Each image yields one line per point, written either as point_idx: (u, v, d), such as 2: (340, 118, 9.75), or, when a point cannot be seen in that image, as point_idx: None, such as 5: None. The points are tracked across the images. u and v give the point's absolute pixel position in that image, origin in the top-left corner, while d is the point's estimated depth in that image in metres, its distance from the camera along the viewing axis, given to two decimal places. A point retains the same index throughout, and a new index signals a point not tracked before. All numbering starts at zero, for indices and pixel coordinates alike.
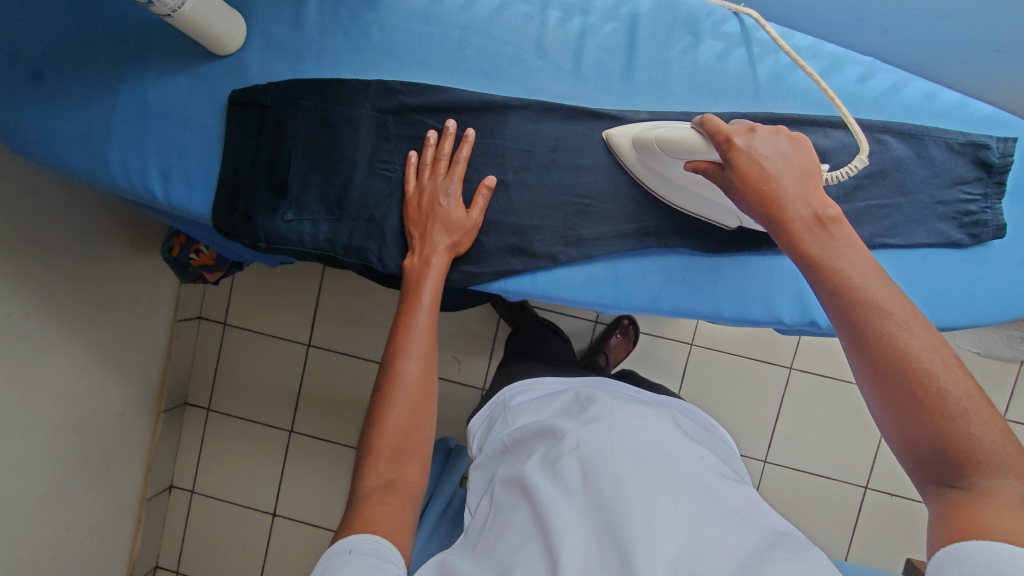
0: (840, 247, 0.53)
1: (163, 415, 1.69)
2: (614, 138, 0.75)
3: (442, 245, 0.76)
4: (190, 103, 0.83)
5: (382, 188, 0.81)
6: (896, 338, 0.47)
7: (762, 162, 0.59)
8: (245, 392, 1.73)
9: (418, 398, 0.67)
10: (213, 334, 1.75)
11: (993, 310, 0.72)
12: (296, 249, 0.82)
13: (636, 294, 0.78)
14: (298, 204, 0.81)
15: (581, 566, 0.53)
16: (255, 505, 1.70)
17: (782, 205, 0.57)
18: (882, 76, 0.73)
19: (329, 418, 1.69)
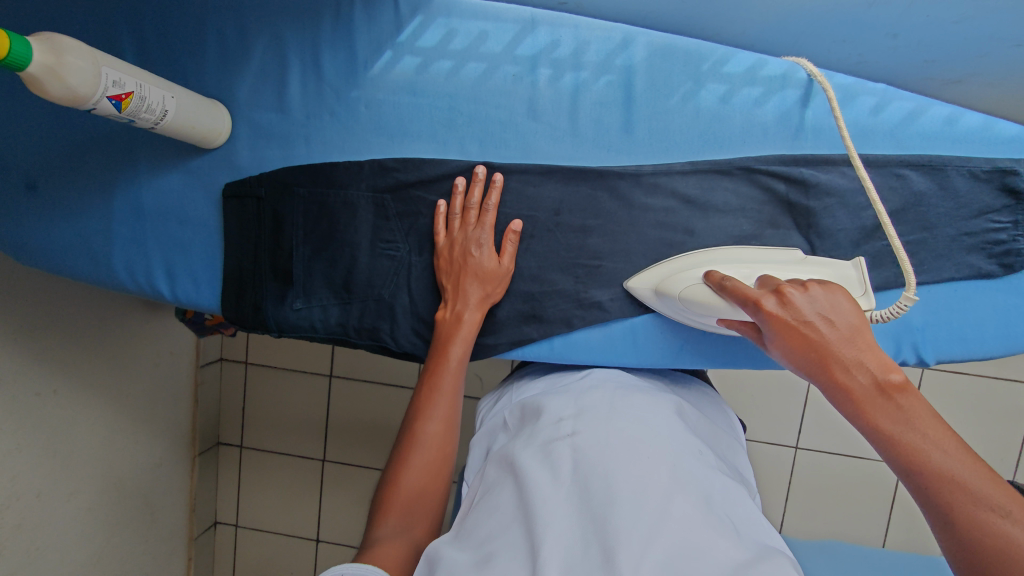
0: (913, 418, 0.44)
1: (198, 457, 1.71)
2: (634, 288, 0.74)
3: (474, 298, 0.73)
4: (182, 197, 0.81)
5: (388, 268, 0.79)
6: (963, 501, 0.40)
7: (804, 329, 0.51)
8: (274, 427, 1.75)
9: (435, 461, 0.65)
10: (236, 374, 1.76)
11: None
12: (308, 333, 0.81)
13: (658, 350, 0.77)
14: (305, 291, 0.80)
15: (562, 562, 0.49)
16: (298, 533, 1.75)
17: (833, 366, 0.49)
18: (898, 104, 0.69)
19: (360, 445, 1.71)
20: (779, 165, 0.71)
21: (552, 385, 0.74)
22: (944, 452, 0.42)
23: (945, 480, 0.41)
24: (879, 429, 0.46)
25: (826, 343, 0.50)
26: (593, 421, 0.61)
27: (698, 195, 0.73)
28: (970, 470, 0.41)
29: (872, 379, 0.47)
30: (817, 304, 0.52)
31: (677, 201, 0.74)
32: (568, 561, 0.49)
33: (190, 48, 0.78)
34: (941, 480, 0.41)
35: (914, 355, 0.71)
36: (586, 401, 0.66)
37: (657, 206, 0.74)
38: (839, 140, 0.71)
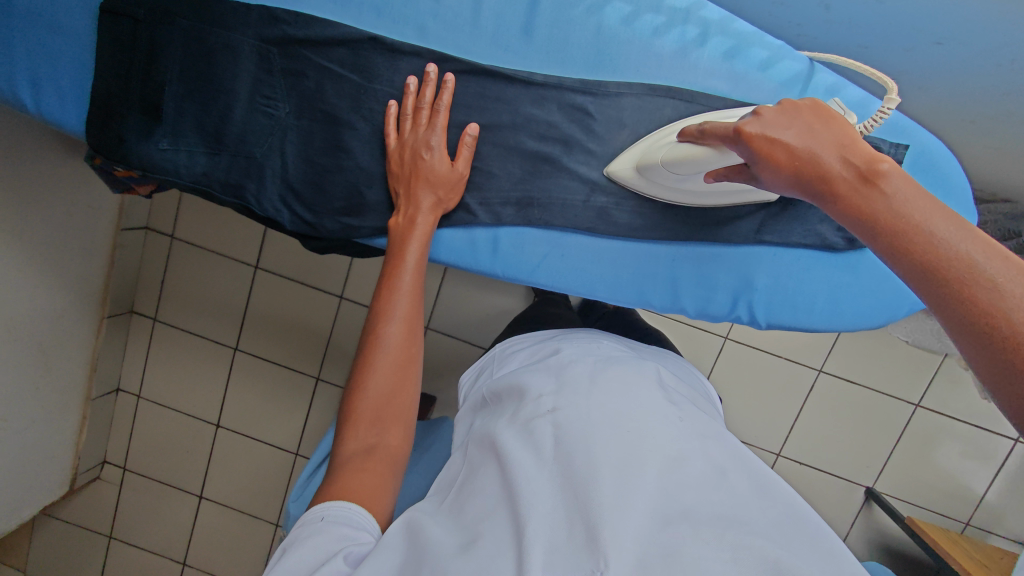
0: (900, 203, 0.48)
1: (107, 320, 1.66)
2: (616, 173, 0.72)
3: (427, 203, 0.72)
4: (60, 4, 0.75)
5: (263, 125, 0.77)
6: (965, 272, 0.43)
7: (787, 143, 0.54)
8: (192, 306, 1.73)
9: (399, 361, 0.68)
10: (160, 247, 1.71)
11: (853, 320, 0.76)
12: (173, 177, 0.78)
13: (516, 262, 0.76)
14: (173, 131, 0.77)
15: (547, 539, 0.50)
16: (200, 415, 1.76)
17: (822, 171, 0.53)
18: (789, 64, 0.70)
19: (274, 340, 1.71)
20: (661, 98, 0.71)
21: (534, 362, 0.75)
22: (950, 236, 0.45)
23: (948, 268, 0.44)
24: (897, 236, 0.48)
25: (807, 151, 0.54)
26: (574, 400, 0.64)
27: (583, 118, 0.73)
28: (957, 236, 0.45)
29: (858, 176, 0.51)
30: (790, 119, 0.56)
31: (562, 120, 0.73)
32: (554, 537, 0.50)
33: None
34: (946, 272, 0.44)
35: (746, 313, 0.76)
36: (567, 379, 0.67)
37: (543, 121, 0.74)
38: (725, 85, 0.70)
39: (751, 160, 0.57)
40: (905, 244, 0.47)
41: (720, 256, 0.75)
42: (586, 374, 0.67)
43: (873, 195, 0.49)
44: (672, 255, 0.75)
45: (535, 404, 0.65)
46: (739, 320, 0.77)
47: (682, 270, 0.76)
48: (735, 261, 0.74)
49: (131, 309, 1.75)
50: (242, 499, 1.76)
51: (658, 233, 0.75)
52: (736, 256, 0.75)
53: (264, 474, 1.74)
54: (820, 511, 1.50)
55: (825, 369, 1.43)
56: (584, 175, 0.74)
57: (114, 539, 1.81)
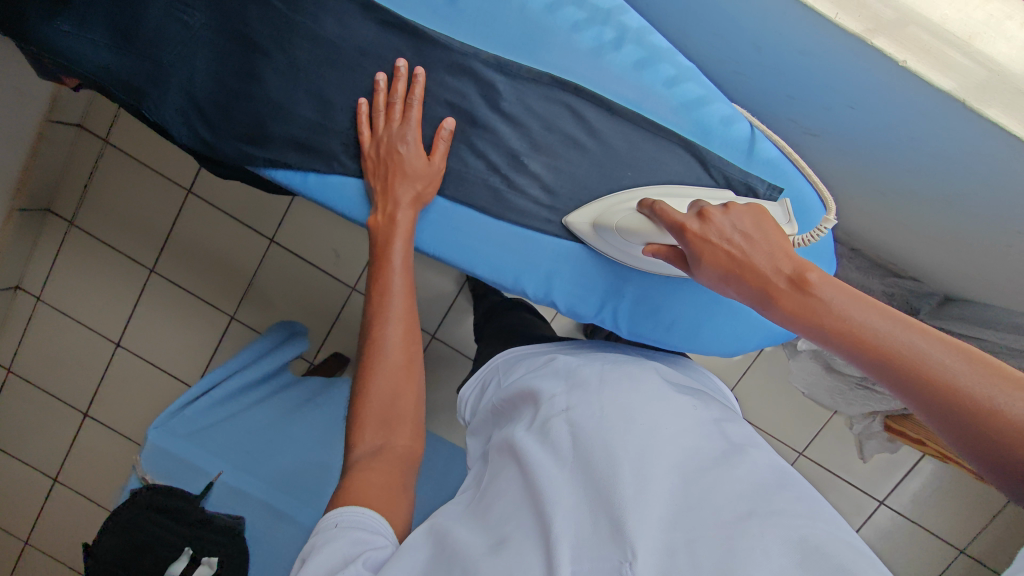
0: (842, 307, 0.51)
1: (18, 213, 1.54)
2: (573, 225, 0.74)
3: (406, 198, 0.72)
4: None
5: (177, 32, 0.73)
6: (925, 368, 0.46)
7: (727, 248, 0.58)
8: (114, 218, 1.64)
9: (400, 363, 0.72)
10: (91, 148, 1.61)
11: (704, 345, 0.82)
12: (64, 62, 0.70)
13: None
14: (78, 15, 0.70)
15: (574, 532, 0.54)
16: (102, 331, 1.67)
17: (755, 278, 0.56)
18: (692, 86, 0.72)
19: (197, 269, 1.65)
20: (572, 95, 0.72)
21: (538, 367, 0.82)
22: (928, 350, 0.47)
23: (948, 385, 0.45)
24: (870, 349, 0.49)
25: (747, 258, 0.57)
26: (586, 399, 0.69)
27: (495, 98, 0.73)
28: (901, 342, 0.48)
29: (793, 280, 0.54)
30: (737, 228, 0.59)
31: (473, 94, 0.73)
32: (580, 535, 0.54)
33: None
34: (949, 392, 0.45)
35: (610, 318, 0.79)
36: (578, 380, 0.73)
37: (454, 92, 0.73)
38: (631, 93, 0.73)
39: (690, 254, 0.61)
40: (893, 368, 0.48)
41: (596, 261, 0.77)
42: (595, 375, 0.72)
43: (823, 311, 0.51)
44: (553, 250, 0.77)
45: (549, 403, 0.70)
46: (602, 324, 0.80)
47: (559, 267, 0.77)
48: (608, 271, 0.77)
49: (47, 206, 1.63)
50: (131, 426, 1.68)
51: (544, 225, 0.76)
52: (609, 266, 0.77)
53: (159, 404, 1.68)
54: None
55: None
56: (485, 154, 0.75)
57: None
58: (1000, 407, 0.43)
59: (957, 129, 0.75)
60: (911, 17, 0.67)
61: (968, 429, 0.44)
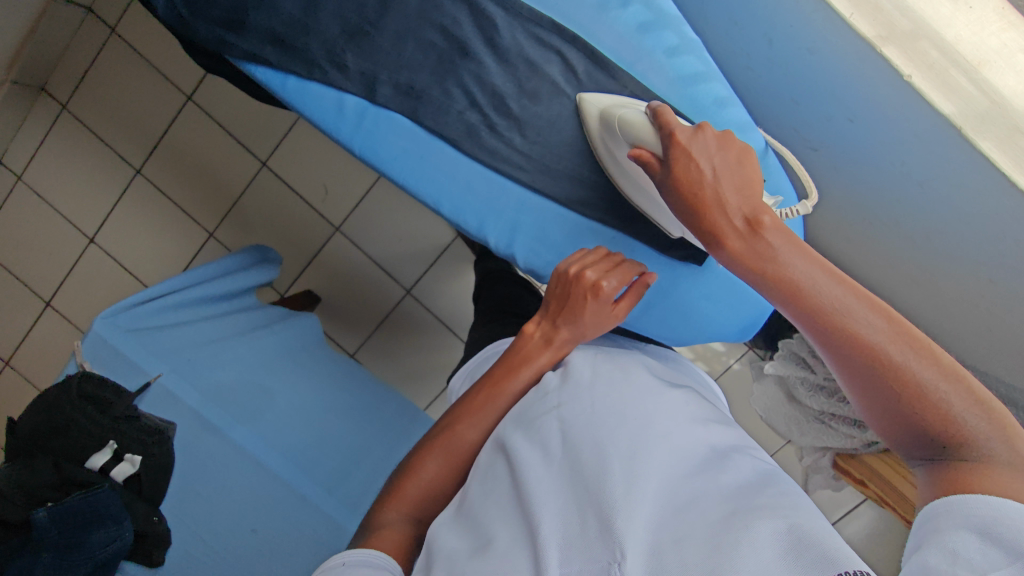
0: (791, 257, 0.57)
1: (11, 85, 1.48)
2: (585, 104, 0.70)
3: (565, 341, 0.71)
4: None
5: None
6: (854, 321, 0.53)
7: (700, 169, 0.60)
8: (108, 110, 1.59)
9: (457, 465, 0.68)
10: (97, 34, 1.56)
11: (648, 327, 0.83)
12: None
13: (377, 145, 0.74)
14: None
15: (562, 538, 0.51)
16: (76, 222, 1.63)
17: (713, 210, 0.60)
18: (691, 59, 0.72)
19: (184, 178, 1.62)
20: (569, 44, 0.71)
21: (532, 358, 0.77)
22: (875, 325, 0.53)
23: (894, 365, 0.51)
24: (828, 318, 0.54)
25: (713, 184, 0.60)
26: (577, 390, 0.64)
27: (490, 33, 0.71)
28: (835, 296, 0.55)
29: (761, 230, 0.58)
30: (718, 155, 0.60)
31: (467, 24, 0.71)
32: (568, 539, 0.51)
33: None
34: (873, 353, 0.52)
35: None
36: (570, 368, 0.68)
37: (449, 17, 0.71)
38: (630, 54, 0.72)
39: (668, 162, 0.61)
40: (833, 324, 0.54)
41: (564, 218, 0.76)
42: (589, 365, 0.67)
43: (770, 255, 0.57)
44: (521, 199, 0.75)
45: (542, 399, 0.65)
46: None
47: (525, 218, 0.76)
48: (572, 229, 0.76)
49: (42, 85, 1.58)
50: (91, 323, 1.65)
51: (518, 171, 0.74)
52: (573, 225, 0.76)
53: None
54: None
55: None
56: (469, 88, 0.73)
57: None
58: (930, 387, 0.50)
59: (949, 154, 0.74)
60: (924, 31, 0.66)
61: (887, 387, 0.51)
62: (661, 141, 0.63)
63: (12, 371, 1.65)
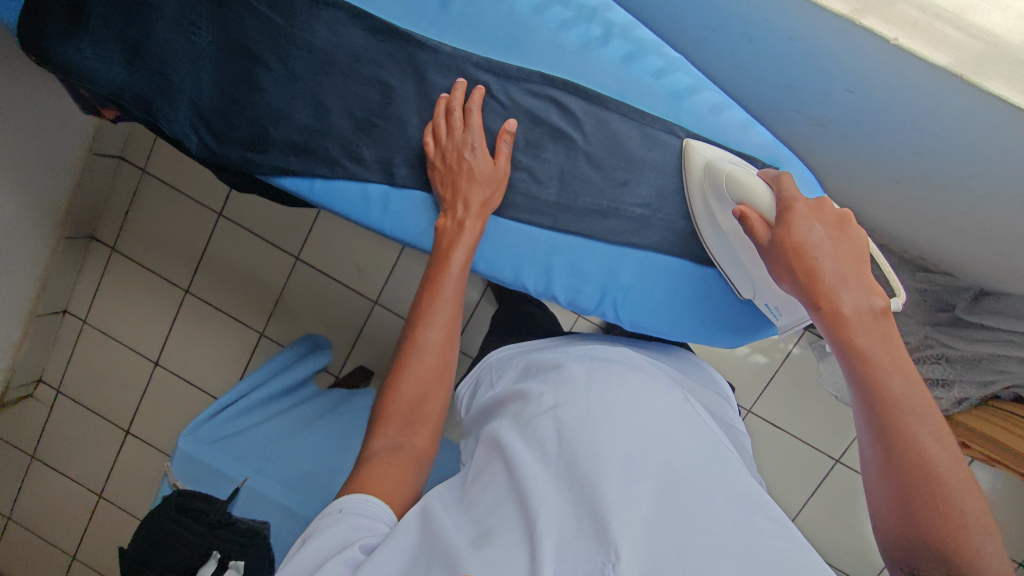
0: (882, 344, 0.56)
1: (63, 241, 1.66)
2: (691, 150, 0.72)
3: (476, 202, 0.73)
4: None
5: (184, 49, 0.78)
6: (917, 431, 0.53)
7: (814, 247, 0.60)
8: (153, 242, 1.73)
9: (435, 367, 0.71)
10: (129, 178, 1.71)
11: (705, 333, 0.81)
12: (68, 77, 0.75)
13: (406, 223, 0.79)
14: (90, 35, 0.74)
15: (558, 533, 0.52)
16: (140, 350, 1.74)
17: (825, 289, 0.59)
18: (680, 76, 0.74)
19: (229, 287, 1.72)
20: (562, 90, 0.74)
21: (534, 368, 0.80)
22: (938, 455, 0.52)
23: (933, 472, 0.51)
24: (890, 408, 0.54)
25: (826, 266, 0.59)
26: (572, 394, 0.66)
27: (486, 98, 0.76)
28: (917, 403, 0.54)
29: (869, 311, 0.57)
30: (834, 241, 0.61)
31: (464, 93, 0.76)
32: (564, 536, 0.52)
33: None
34: (921, 458, 0.52)
35: (611, 309, 0.79)
36: (565, 373, 0.70)
37: (446, 93, 0.76)
38: (621, 85, 0.74)
39: (780, 229, 0.63)
40: (897, 421, 0.53)
41: (594, 251, 0.77)
42: (587, 371, 0.68)
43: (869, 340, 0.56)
44: (550, 244, 0.77)
45: (537, 402, 0.67)
46: (604, 316, 0.80)
47: (555, 258, 0.78)
48: (604, 258, 0.77)
49: (91, 235, 1.74)
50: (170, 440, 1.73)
51: (537, 217, 0.77)
52: (603, 254, 0.77)
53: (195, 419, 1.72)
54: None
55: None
56: None
57: (34, 460, 1.77)
58: (957, 510, 0.50)
59: (958, 102, 0.73)
60: None
61: (922, 497, 0.51)
62: (774, 205, 0.65)
63: (106, 502, 1.73)
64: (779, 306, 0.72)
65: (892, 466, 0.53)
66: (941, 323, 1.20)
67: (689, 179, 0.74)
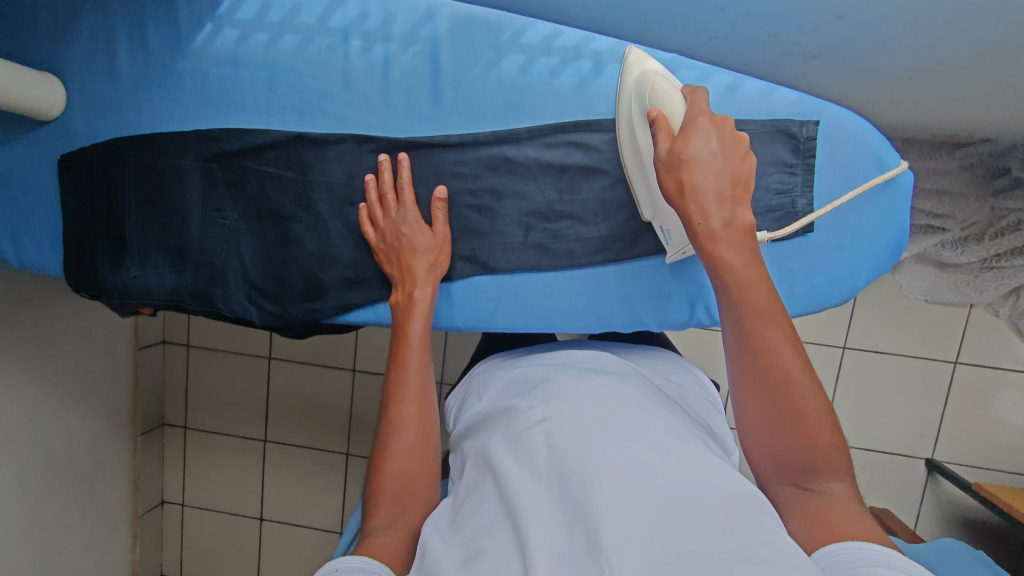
0: (733, 258, 0.58)
1: (141, 436, 1.66)
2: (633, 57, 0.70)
3: (421, 271, 0.75)
4: (26, 166, 0.85)
5: (217, 234, 0.82)
6: (773, 354, 0.55)
7: (708, 157, 0.60)
8: (211, 406, 1.68)
9: (417, 440, 0.66)
10: (178, 357, 1.69)
11: (812, 300, 0.74)
12: (135, 299, 0.85)
13: (473, 310, 0.79)
14: (140, 258, 0.84)
15: (549, 550, 0.47)
16: (243, 511, 1.69)
17: (701, 202, 0.60)
18: (685, 72, 0.73)
19: (299, 425, 1.63)
20: (576, 131, 0.74)
21: (520, 381, 0.73)
22: (797, 366, 0.55)
23: (794, 397, 0.54)
24: (757, 339, 0.55)
25: (708, 174, 0.60)
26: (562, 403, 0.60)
27: (508, 166, 0.76)
28: (774, 334, 0.55)
29: (737, 227, 0.60)
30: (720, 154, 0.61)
31: (485, 171, 0.77)
32: (556, 547, 0.47)
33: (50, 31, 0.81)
34: (785, 384, 0.54)
35: (707, 315, 0.77)
36: (554, 389, 0.63)
37: (470, 176, 0.77)
38: None
39: (683, 137, 0.61)
40: (757, 352, 0.55)
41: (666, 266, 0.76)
42: (571, 381, 0.63)
43: (729, 255, 0.58)
44: (623, 277, 0.77)
45: (524, 415, 0.61)
46: (701, 323, 0.78)
47: (630, 288, 0.77)
48: (678, 270, 0.76)
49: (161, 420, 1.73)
50: None
51: (601, 255, 0.77)
52: (676, 266, 0.76)
53: (312, 566, 1.67)
54: (890, 503, 1.31)
55: (849, 344, 1.27)
56: (518, 218, 0.77)
57: None
58: (810, 426, 0.54)
59: None
60: None
61: (781, 415, 0.54)
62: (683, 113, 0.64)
63: None
64: (670, 227, 0.70)
65: (760, 377, 0.55)
66: (1001, 191, 1.02)
67: (620, 87, 0.72)
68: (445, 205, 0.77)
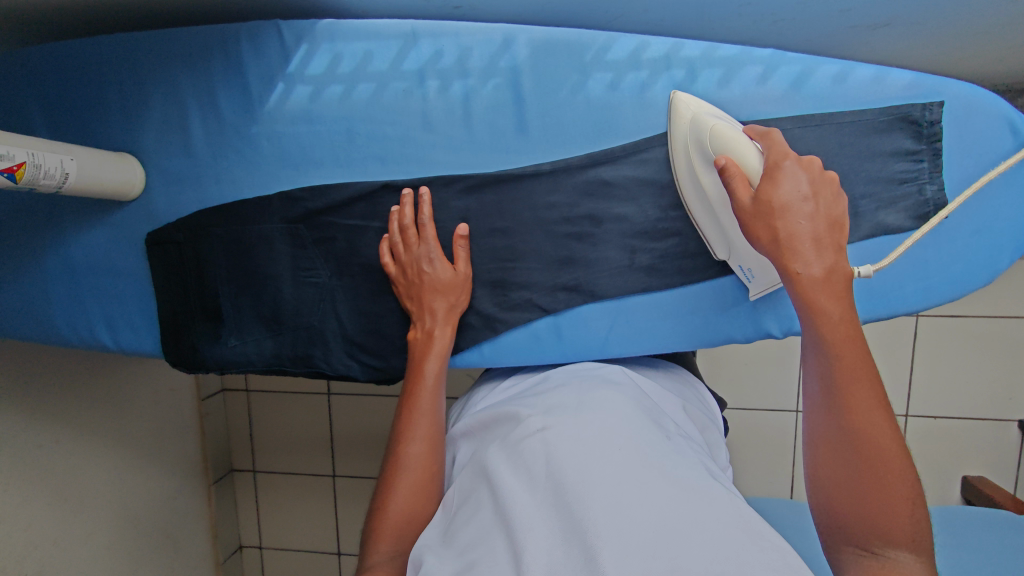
0: (831, 305, 0.56)
1: (214, 486, 1.66)
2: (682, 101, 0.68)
3: (440, 310, 0.74)
4: (110, 250, 0.84)
5: (311, 295, 0.81)
6: (859, 405, 0.53)
7: (802, 207, 0.58)
8: (275, 449, 1.67)
9: (422, 481, 0.63)
10: (240, 402, 1.68)
11: (951, 287, 0.70)
12: (234, 369, 0.84)
13: (585, 341, 0.76)
14: (237, 328, 0.83)
15: (546, 563, 0.45)
16: (321, 548, 1.68)
17: (796, 250, 0.57)
18: (786, 67, 0.69)
19: (368, 457, 1.62)
20: None
21: (515, 394, 0.71)
22: (887, 430, 0.53)
23: (883, 463, 0.52)
24: (846, 390, 0.54)
25: (803, 229, 0.58)
26: (563, 416, 0.57)
27: (605, 188, 0.73)
28: (870, 391, 0.54)
29: (838, 280, 0.57)
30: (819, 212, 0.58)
31: (581, 196, 0.74)
32: (553, 561, 0.45)
33: (118, 111, 0.80)
34: (867, 441, 0.52)
35: None
36: (554, 401, 0.61)
37: (565, 203, 0.74)
38: (730, 109, 0.70)
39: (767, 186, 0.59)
40: (844, 407, 0.54)
41: None
42: (573, 392, 0.62)
43: (827, 301, 0.56)
44: (740, 288, 0.73)
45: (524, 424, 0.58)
46: None
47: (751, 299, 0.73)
48: None
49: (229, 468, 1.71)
50: None
51: (712, 269, 0.73)
52: None
53: None
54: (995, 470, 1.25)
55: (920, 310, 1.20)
56: (620, 241, 0.74)
57: None
58: (893, 496, 0.51)
59: None
60: None
61: (863, 475, 0.52)
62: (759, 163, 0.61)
63: None
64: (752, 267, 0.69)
65: (841, 436, 0.54)
66: None
67: (672, 134, 0.69)
68: (467, 243, 0.75)
